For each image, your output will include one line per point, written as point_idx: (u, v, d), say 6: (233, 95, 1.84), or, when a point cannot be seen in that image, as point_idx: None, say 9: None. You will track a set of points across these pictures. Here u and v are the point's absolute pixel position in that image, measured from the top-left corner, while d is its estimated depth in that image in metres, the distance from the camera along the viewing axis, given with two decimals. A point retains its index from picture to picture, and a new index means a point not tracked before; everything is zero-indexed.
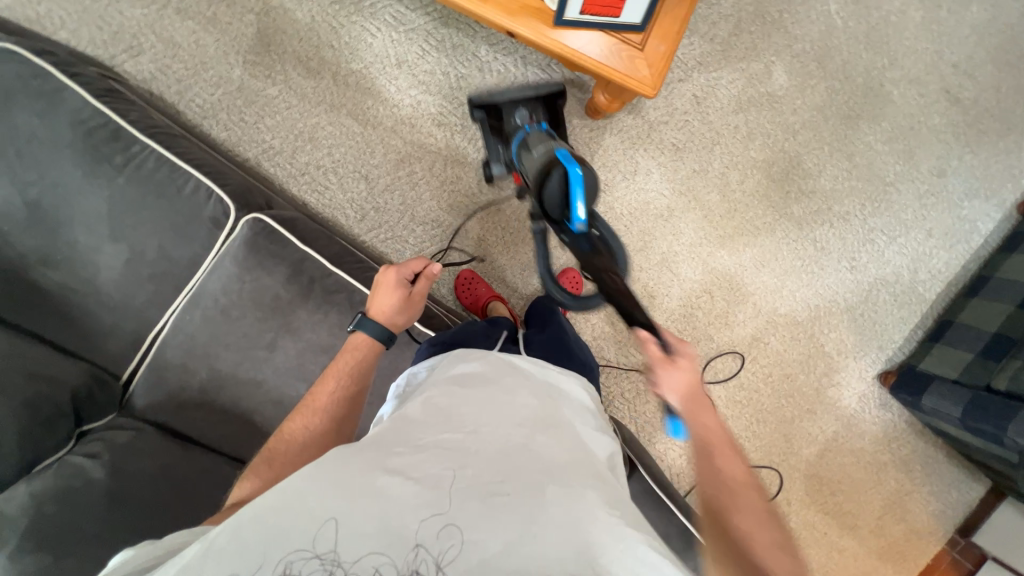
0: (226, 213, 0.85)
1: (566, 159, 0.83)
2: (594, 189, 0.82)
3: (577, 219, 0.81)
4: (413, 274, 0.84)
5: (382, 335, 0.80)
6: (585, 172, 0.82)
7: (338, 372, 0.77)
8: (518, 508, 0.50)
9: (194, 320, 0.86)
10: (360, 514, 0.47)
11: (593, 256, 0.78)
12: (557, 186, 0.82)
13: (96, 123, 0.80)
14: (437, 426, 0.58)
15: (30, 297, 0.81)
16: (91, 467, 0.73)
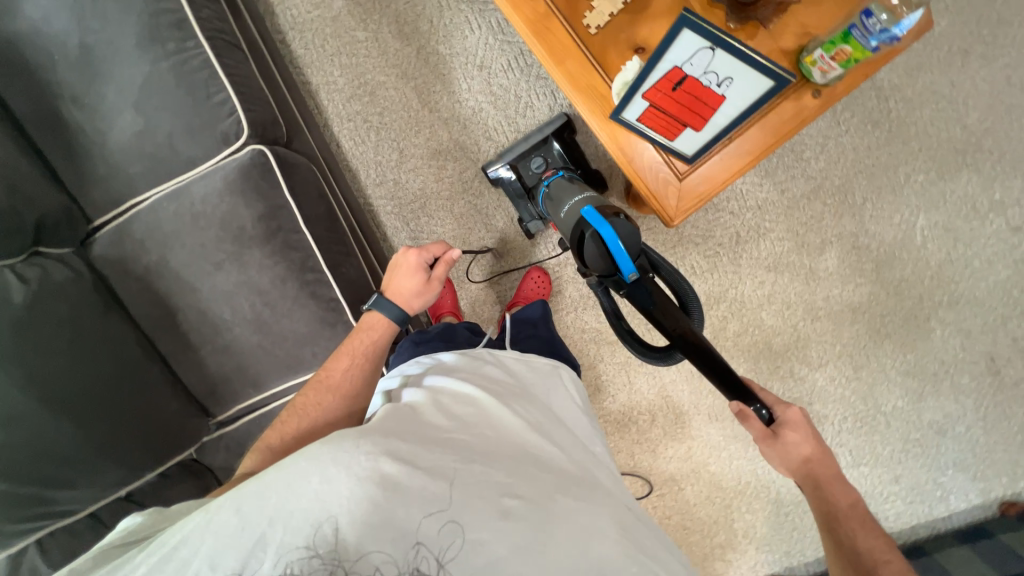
0: (237, 135, 0.90)
1: (590, 219, 0.83)
2: (632, 235, 0.80)
3: (628, 268, 0.80)
4: (432, 258, 0.90)
5: (401, 318, 0.88)
6: (618, 225, 0.81)
7: (354, 354, 0.84)
8: (523, 511, 0.58)
9: (168, 209, 0.92)
10: (371, 512, 0.54)
11: (657, 303, 0.78)
12: (593, 242, 0.82)
13: (169, 8, 0.85)
14: (444, 423, 0.65)
15: (51, 123, 0.89)
16: (17, 291, 0.81)
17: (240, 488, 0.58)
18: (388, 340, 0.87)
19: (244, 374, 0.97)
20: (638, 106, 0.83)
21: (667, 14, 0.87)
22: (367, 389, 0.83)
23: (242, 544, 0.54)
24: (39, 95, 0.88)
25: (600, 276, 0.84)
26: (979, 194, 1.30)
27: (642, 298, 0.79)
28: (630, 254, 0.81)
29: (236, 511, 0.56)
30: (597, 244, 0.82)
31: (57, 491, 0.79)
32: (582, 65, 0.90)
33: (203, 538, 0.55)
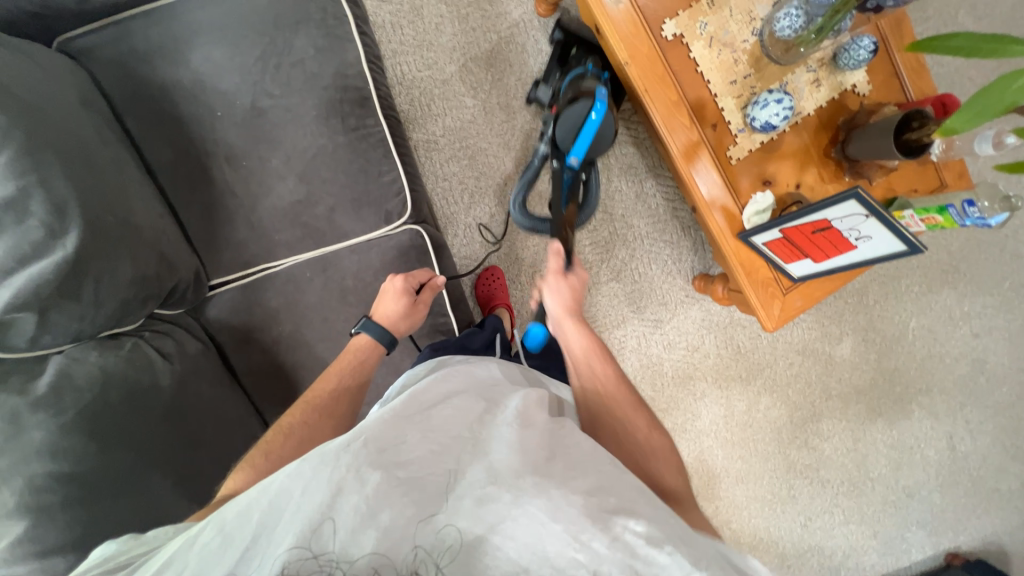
0: (400, 215, 0.89)
1: (595, 102, 0.96)
2: (603, 136, 0.99)
3: (576, 154, 0.99)
4: (418, 284, 0.85)
5: (383, 334, 0.80)
6: (604, 117, 0.98)
7: (338, 368, 0.76)
8: (498, 494, 0.49)
9: (312, 281, 0.88)
10: (349, 507, 0.47)
11: (569, 193, 1.00)
12: (581, 115, 0.97)
13: (354, 84, 0.83)
14: (425, 424, 0.57)
15: (195, 179, 0.82)
16: (161, 371, 0.74)
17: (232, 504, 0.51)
18: (376, 358, 0.79)
19: None
20: (771, 235, 0.97)
21: (793, 157, 1.02)
22: (350, 402, 0.73)
23: (229, 555, 0.47)
24: (186, 148, 0.81)
25: (556, 144, 1.00)
26: (954, 305, 1.62)
27: (565, 179, 1.01)
28: (590, 152, 1.00)
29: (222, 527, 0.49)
30: (578, 122, 0.98)
31: None
32: (719, 188, 1.01)
33: (187, 560, 0.47)
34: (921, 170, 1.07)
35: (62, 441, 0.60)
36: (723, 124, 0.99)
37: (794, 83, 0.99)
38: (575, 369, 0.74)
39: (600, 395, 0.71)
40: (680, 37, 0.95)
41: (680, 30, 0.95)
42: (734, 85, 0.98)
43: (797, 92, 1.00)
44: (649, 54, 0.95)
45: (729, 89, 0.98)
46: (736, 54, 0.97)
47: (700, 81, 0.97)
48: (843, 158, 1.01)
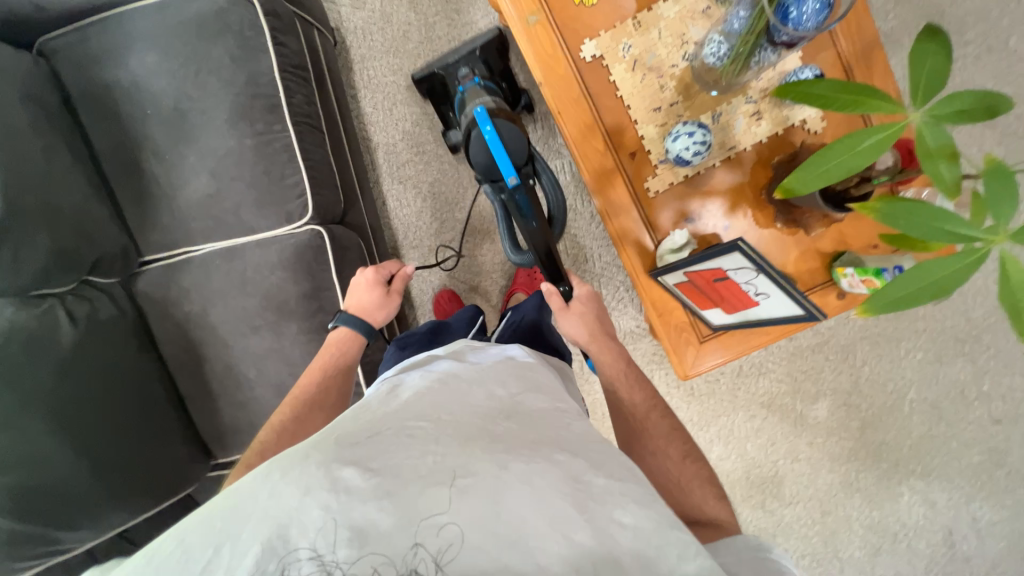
0: (300, 216, 0.95)
1: (481, 122, 0.78)
2: (516, 136, 0.79)
3: (507, 173, 0.79)
4: (389, 274, 0.92)
5: (363, 330, 0.87)
6: (501, 124, 0.78)
7: (322, 363, 0.82)
8: (482, 480, 0.46)
9: (219, 267, 0.96)
10: (321, 510, 0.43)
11: (532, 211, 0.81)
12: (478, 142, 0.79)
13: (264, 92, 0.90)
14: (396, 416, 0.54)
15: (127, 168, 0.93)
16: (66, 330, 0.86)
17: (192, 515, 0.47)
18: (357, 349, 0.85)
19: (254, 430, 1.01)
20: (677, 279, 0.88)
21: (722, 196, 0.93)
22: (336, 393, 0.79)
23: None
24: (123, 140, 0.92)
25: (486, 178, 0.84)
26: (968, 381, 1.38)
27: (520, 203, 0.80)
28: (515, 159, 0.80)
29: (181, 542, 0.44)
30: (482, 145, 0.80)
31: (61, 532, 0.81)
32: (634, 221, 0.94)
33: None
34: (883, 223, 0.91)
35: None
36: (642, 154, 0.93)
37: (727, 115, 0.90)
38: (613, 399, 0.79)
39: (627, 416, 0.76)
40: (600, 59, 0.90)
41: (600, 51, 0.90)
42: (657, 113, 0.91)
43: (731, 125, 0.90)
44: (564, 75, 0.91)
45: (651, 117, 0.91)
46: (662, 79, 0.90)
47: (620, 106, 0.92)
48: (779, 203, 0.90)
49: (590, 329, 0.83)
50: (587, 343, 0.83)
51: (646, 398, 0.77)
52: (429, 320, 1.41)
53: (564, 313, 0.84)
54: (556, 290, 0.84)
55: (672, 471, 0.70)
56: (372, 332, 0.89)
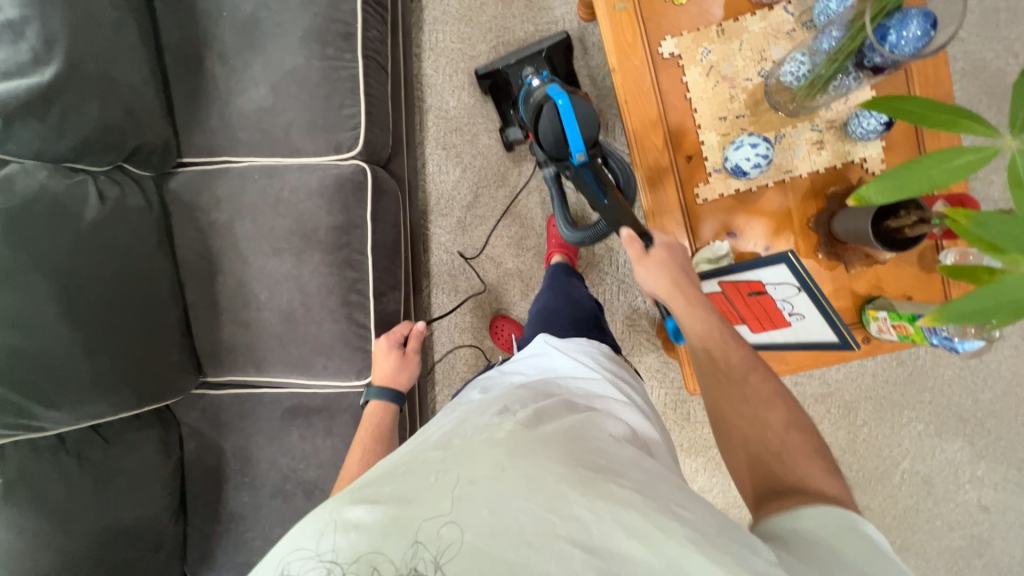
0: (349, 149, 0.94)
1: (556, 98, 0.88)
2: (587, 114, 0.90)
3: (577, 150, 0.89)
4: (402, 336, 0.95)
5: (392, 397, 0.88)
6: (574, 102, 0.89)
7: (362, 443, 0.79)
8: (480, 485, 0.45)
9: (256, 183, 0.95)
10: (342, 544, 0.42)
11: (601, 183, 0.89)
12: (551, 119, 0.90)
13: (343, 19, 0.90)
14: (416, 448, 0.54)
15: (188, 64, 0.92)
16: (91, 207, 0.84)
17: None
18: (391, 414, 0.86)
19: (251, 354, 0.99)
20: (711, 287, 0.88)
21: (768, 218, 0.93)
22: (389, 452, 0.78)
23: None
24: (191, 36, 0.91)
25: (555, 157, 0.93)
26: (962, 462, 1.36)
27: (586, 177, 0.90)
28: (586, 138, 0.90)
29: None
30: (553, 118, 0.90)
31: (39, 409, 0.78)
32: (676, 224, 0.93)
33: None
34: (922, 277, 0.91)
35: None
36: (699, 159, 0.92)
37: (791, 138, 0.90)
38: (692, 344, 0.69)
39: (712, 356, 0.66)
40: (677, 57, 0.91)
41: (679, 50, 0.90)
42: (722, 122, 0.91)
43: (792, 148, 0.90)
44: (639, 66, 0.91)
45: (716, 125, 0.91)
46: (734, 90, 0.90)
47: (687, 108, 0.92)
48: (824, 234, 0.90)
49: (673, 276, 0.75)
50: (667, 293, 0.74)
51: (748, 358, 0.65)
52: (442, 290, 1.39)
53: (644, 262, 0.77)
54: (636, 237, 0.78)
55: (772, 441, 0.58)
56: (401, 398, 0.89)
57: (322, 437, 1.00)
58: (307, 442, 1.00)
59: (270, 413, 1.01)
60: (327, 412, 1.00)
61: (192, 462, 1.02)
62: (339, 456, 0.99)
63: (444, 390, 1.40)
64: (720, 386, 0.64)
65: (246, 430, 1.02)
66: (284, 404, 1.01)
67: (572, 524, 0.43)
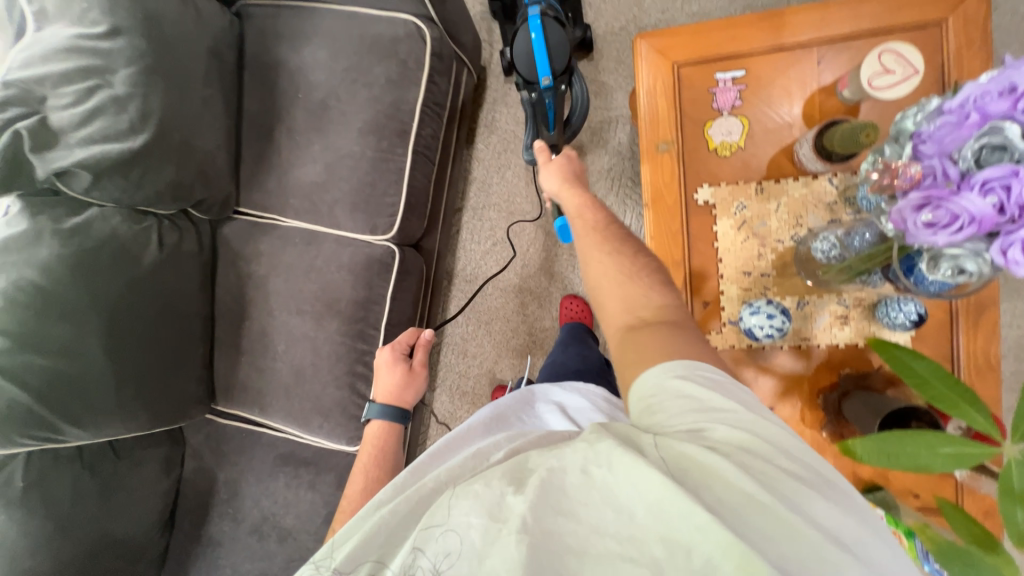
0: (383, 233, 1.00)
1: (533, 20, 0.99)
2: (560, 44, 1.01)
3: (542, 74, 1.01)
4: (408, 347, 0.99)
5: (396, 415, 0.94)
6: (547, 27, 1.00)
7: (363, 466, 0.85)
8: (438, 511, 0.48)
9: (295, 246, 1.03)
10: None
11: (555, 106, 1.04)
12: (526, 41, 1.01)
13: (401, 118, 0.97)
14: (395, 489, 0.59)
15: (260, 132, 1.02)
16: (150, 251, 0.94)
17: None
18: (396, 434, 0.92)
19: (259, 397, 1.06)
20: None
21: (776, 379, 0.90)
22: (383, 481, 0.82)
23: None
24: (267, 109, 1.01)
25: (524, 80, 1.05)
26: None
27: (546, 105, 1.04)
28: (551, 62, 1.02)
29: None
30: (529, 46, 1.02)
31: (65, 426, 0.87)
32: None
33: None
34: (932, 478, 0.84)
35: (54, 263, 0.84)
36: (715, 306, 0.92)
37: (814, 307, 0.88)
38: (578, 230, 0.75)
39: (591, 248, 0.71)
40: (712, 206, 0.91)
41: (715, 199, 0.91)
42: (745, 276, 0.91)
43: (813, 317, 0.89)
44: (671, 207, 0.93)
45: (738, 277, 0.91)
46: (763, 249, 0.89)
47: (712, 255, 0.92)
48: (832, 413, 0.87)
49: (566, 177, 0.81)
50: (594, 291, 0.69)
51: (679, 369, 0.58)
52: (450, 351, 1.43)
53: (547, 167, 0.83)
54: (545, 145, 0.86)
55: (626, 287, 0.65)
56: (405, 414, 0.95)
57: (304, 489, 1.05)
58: (290, 490, 1.06)
59: (264, 455, 1.08)
60: (315, 466, 1.05)
61: (188, 481, 1.11)
62: (316, 511, 1.04)
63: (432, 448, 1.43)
64: (602, 279, 0.68)
65: (240, 465, 1.09)
66: (278, 449, 1.08)
67: (522, 515, 0.45)
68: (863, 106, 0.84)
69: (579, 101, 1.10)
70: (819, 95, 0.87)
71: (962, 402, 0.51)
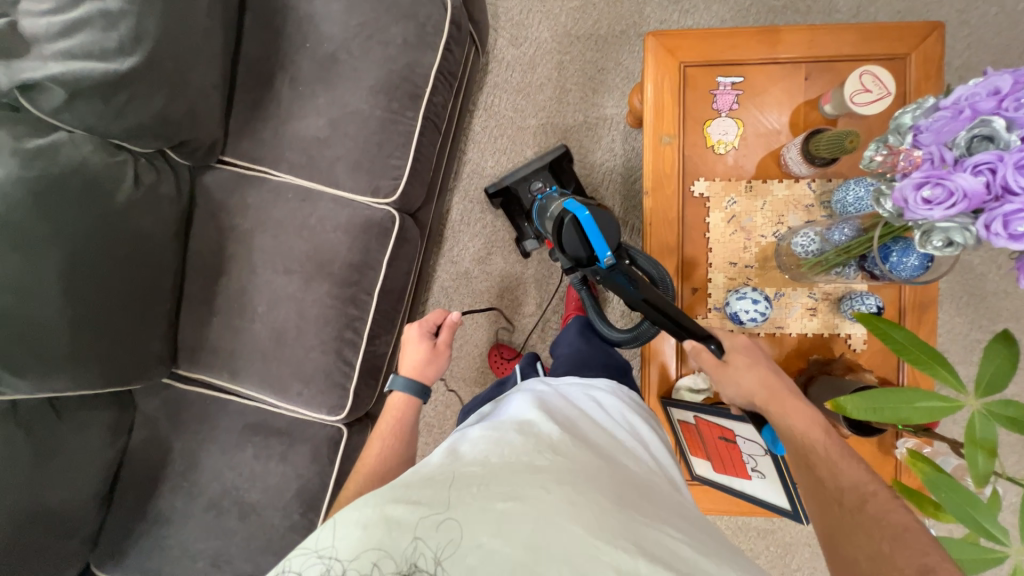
0: (385, 196, 0.97)
1: (578, 210, 0.85)
2: (610, 223, 0.85)
3: (602, 254, 0.84)
4: (434, 325, 0.96)
5: (416, 390, 0.89)
6: (596, 213, 0.85)
7: (383, 433, 0.83)
8: (518, 515, 0.52)
9: (288, 202, 0.97)
10: (364, 536, 0.50)
11: (637, 284, 0.82)
12: (575, 235, 0.86)
13: (415, 81, 0.95)
14: (470, 456, 0.60)
15: (259, 78, 0.96)
16: (123, 189, 0.85)
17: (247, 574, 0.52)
18: (415, 410, 0.87)
19: (230, 360, 0.98)
20: (684, 416, 0.91)
21: None
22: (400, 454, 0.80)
23: None
24: (270, 55, 0.96)
25: (585, 267, 0.88)
26: None
27: (622, 280, 0.84)
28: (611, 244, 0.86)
29: None
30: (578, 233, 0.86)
31: (5, 374, 0.77)
32: (666, 345, 0.98)
33: None
34: (881, 457, 0.93)
35: (12, 187, 0.74)
36: (704, 293, 0.98)
37: (789, 298, 0.97)
38: (801, 439, 0.68)
39: (813, 454, 0.67)
40: (705, 199, 0.98)
41: (709, 193, 0.98)
42: (732, 266, 0.98)
43: (787, 307, 0.97)
44: (669, 197, 0.98)
45: (725, 267, 0.98)
46: (748, 242, 0.97)
47: (702, 245, 0.99)
48: (799, 394, 0.95)
49: (764, 382, 0.75)
50: (766, 404, 0.73)
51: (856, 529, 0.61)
52: None
53: (721, 366, 0.78)
54: (704, 346, 0.80)
55: (879, 511, 0.59)
56: (426, 392, 0.90)
57: (275, 461, 0.98)
58: (258, 462, 0.98)
59: (231, 424, 1.00)
60: (289, 437, 0.99)
61: (136, 451, 1.00)
62: (286, 485, 0.98)
63: None
64: (817, 467, 0.65)
65: (201, 434, 1.00)
66: (248, 418, 1.00)
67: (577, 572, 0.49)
68: (841, 121, 0.94)
69: (651, 269, 0.90)
70: (804, 107, 0.96)
71: (930, 363, 0.58)
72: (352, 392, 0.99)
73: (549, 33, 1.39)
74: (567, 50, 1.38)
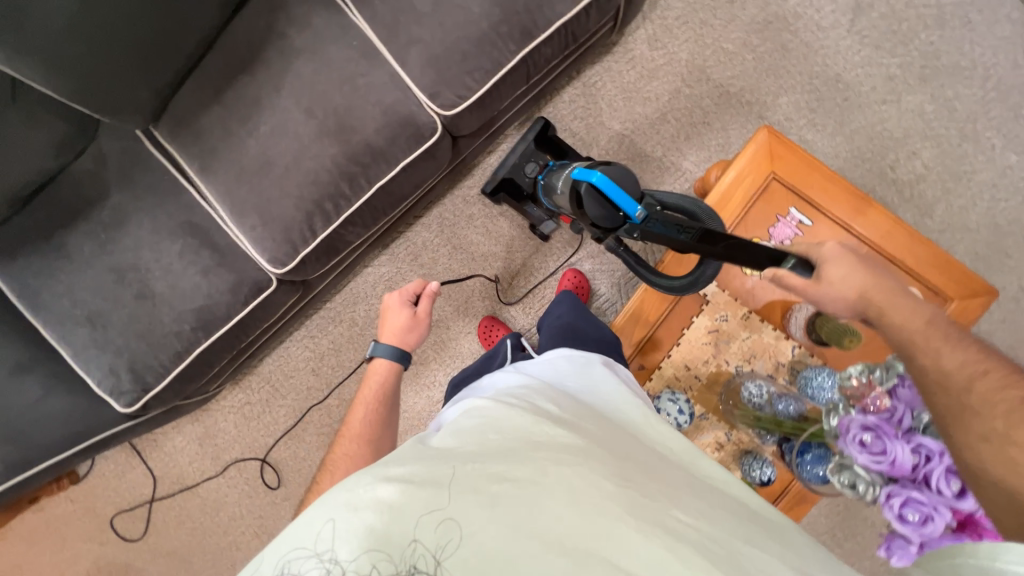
0: (440, 105, 0.91)
1: (584, 173, 0.69)
2: (628, 175, 0.68)
3: (633, 209, 0.66)
4: (414, 295, 0.94)
5: (399, 355, 0.87)
6: (606, 168, 0.69)
7: (365, 399, 0.81)
8: (516, 486, 0.48)
9: (349, 49, 0.90)
10: (352, 531, 0.44)
11: (675, 225, 0.63)
12: (592, 200, 0.68)
13: (537, 20, 0.88)
14: (467, 429, 0.55)
15: None
16: None
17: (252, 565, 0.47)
18: (397, 377, 0.86)
19: (208, 155, 0.93)
20: None
21: None
22: (384, 432, 0.78)
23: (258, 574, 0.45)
24: None
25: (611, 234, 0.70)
26: None
27: (660, 227, 0.64)
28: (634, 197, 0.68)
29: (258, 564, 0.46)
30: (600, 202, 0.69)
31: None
32: None
33: None
34: None
35: None
36: (647, 373, 1.00)
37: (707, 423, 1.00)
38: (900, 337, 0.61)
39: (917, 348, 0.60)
40: (706, 300, 0.98)
41: (712, 298, 0.98)
42: (684, 368, 0.99)
43: (702, 430, 1.00)
44: None
45: (679, 365, 0.99)
46: (712, 359, 0.98)
47: (675, 334, 1.00)
48: None
49: (855, 279, 0.64)
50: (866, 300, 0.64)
51: (964, 355, 0.57)
52: (405, 247, 1.37)
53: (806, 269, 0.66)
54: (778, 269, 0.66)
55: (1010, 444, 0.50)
56: (407, 358, 0.89)
57: (195, 269, 0.96)
58: (179, 260, 0.96)
59: (174, 212, 0.96)
60: (221, 257, 0.97)
61: (73, 176, 0.95)
62: (193, 295, 0.96)
63: (330, 313, 1.38)
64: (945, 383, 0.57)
65: (142, 202, 0.95)
66: (193, 217, 0.96)
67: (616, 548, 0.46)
68: None
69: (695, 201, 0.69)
70: None
71: None
72: (300, 257, 0.96)
73: (686, 57, 1.30)
74: (690, 83, 1.31)
